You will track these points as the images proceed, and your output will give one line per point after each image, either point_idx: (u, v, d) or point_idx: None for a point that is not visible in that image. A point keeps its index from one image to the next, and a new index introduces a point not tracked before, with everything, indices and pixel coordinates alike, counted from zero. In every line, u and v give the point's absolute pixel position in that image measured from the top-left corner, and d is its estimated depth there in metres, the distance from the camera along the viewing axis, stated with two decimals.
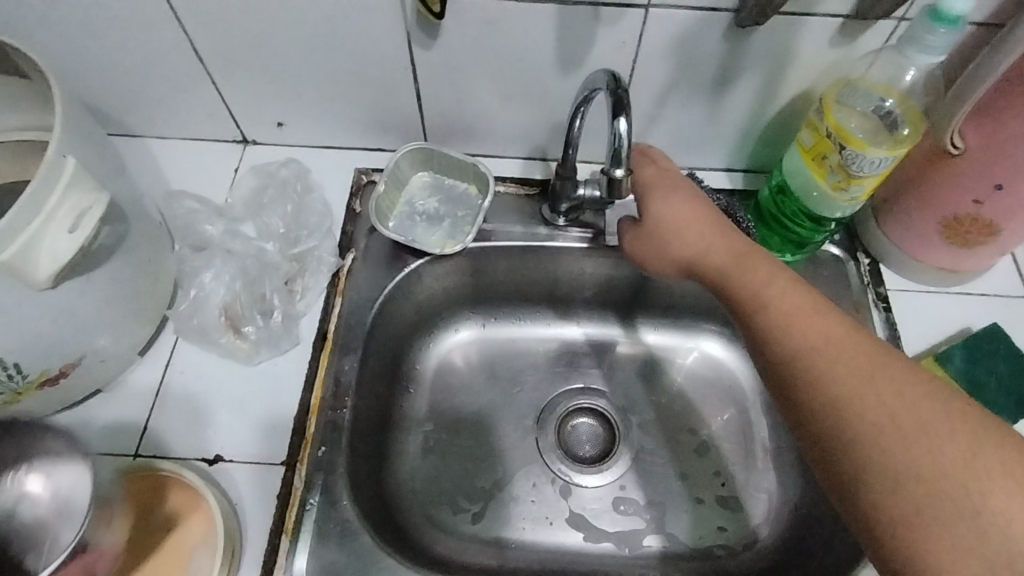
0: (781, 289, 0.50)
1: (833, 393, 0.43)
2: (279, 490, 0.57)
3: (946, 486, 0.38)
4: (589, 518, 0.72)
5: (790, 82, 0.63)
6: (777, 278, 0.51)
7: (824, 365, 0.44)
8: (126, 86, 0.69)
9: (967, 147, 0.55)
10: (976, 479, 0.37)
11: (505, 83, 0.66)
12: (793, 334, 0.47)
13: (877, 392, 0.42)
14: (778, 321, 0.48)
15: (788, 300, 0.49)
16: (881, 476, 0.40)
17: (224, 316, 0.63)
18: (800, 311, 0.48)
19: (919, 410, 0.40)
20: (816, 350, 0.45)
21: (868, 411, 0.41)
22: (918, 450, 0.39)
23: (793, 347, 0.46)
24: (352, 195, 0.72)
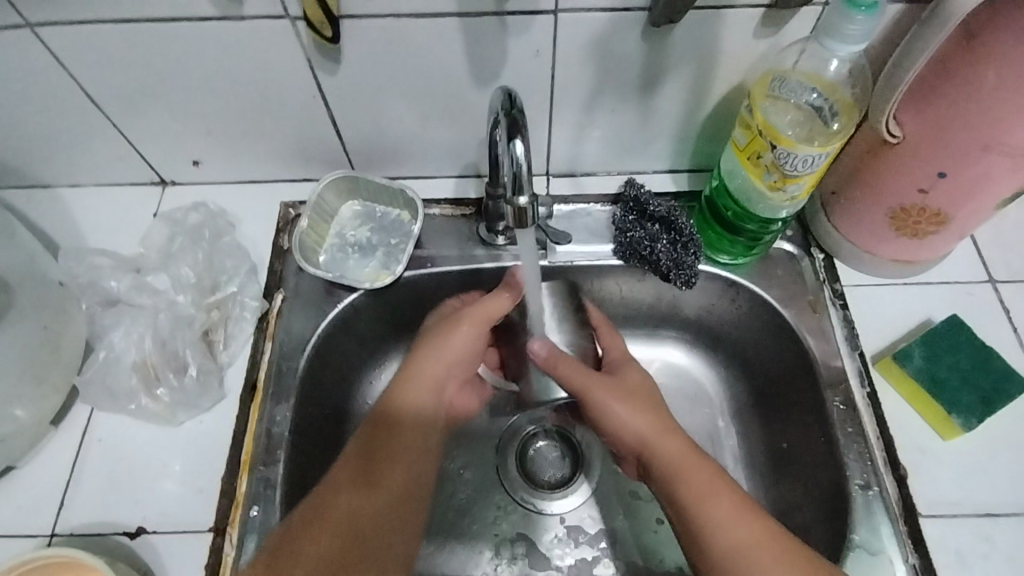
0: (717, 499, 0.51)
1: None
2: (208, 559, 0.53)
3: None
4: (552, 549, 0.68)
5: (721, 77, 0.60)
6: (712, 484, 0.52)
7: (756, 568, 0.48)
8: (25, 138, 0.65)
9: (906, 134, 0.51)
10: None
11: (422, 102, 0.62)
12: (731, 539, 0.49)
13: None
14: (717, 529, 0.50)
15: (721, 502, 0.51)
16: None
17: (138, 377, 0.59)
18: (736, 518, 0.50)
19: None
20: (748, 556, 0.48)
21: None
22: None
23: (727, 553, 0.49)
24: (278, 231, 0.68)
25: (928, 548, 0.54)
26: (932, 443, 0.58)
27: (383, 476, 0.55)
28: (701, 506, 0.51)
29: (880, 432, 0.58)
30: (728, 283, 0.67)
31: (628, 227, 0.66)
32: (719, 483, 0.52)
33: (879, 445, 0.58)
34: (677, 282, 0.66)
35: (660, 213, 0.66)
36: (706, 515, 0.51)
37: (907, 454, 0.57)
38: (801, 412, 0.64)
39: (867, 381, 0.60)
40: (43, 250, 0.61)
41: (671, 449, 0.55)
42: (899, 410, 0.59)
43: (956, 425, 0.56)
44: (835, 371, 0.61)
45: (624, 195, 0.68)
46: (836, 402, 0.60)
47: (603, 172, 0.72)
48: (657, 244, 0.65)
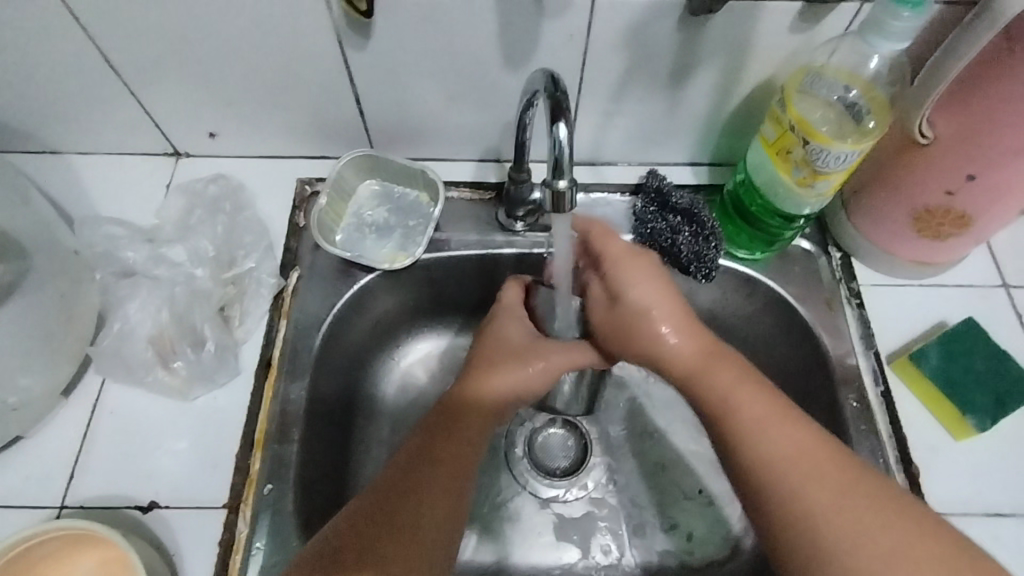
0: (733, 383, 0.50)
1: (797, 492, 0.44)
2: (221, 536, 0.53)
3: (849, 532, 0.42)
4: (559, 535, 0.68)
5: (752, 70, 0.59)
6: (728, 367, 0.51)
7: (791, 468, 0.45)
8: (39, 102, 0.64)
9: (936, 135, 0.52)
10: (872, 523, 0.42)
11: (449, 82, 0.61)
12: (736, 404, 0.49)
13: (792, 452, 0.46)
14: (753, 427, 0.48)
15: (752, 400, 0.49)
16: (807, 528, 0.43)
17: (153, 350, 0.58)
18: (774, 418, 0.48)
19: (860, 506, 0.42)
20: (784, 454, 0.46)
21: (783, 475, 0.45)
22: (829, 506, 0.43)
23: (740, 431, 0.48)
24: (294, 208, 0.67)
25: None
26: (943, 441, 0.59)
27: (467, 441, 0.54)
28: (714, 387, 0.51)
29: (893, 430, 0.59)
30: (745, 279, 0.67)
31: (649, 218, 0.66)
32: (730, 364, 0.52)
33: (892, 444, 0.58)
34: (696, 275, 0.66)
35: (682, 205, 0.65)
36: (721, 393, 0.50)
37: (919, 452, 0.58)
38: (813, 409, 0.64)
39: (881, 380, 0.61)
40: (58, 218, 0.60)
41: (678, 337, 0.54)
42: (913, 411, 0.60)
43: (969, 426, 0.57)
44: (849, 370, 0.62)
45: (646, 185, 0.68)
46: (850, 399, 0.61)
47: (623, 162, 0.71)
48: (679, 236, 0.65)
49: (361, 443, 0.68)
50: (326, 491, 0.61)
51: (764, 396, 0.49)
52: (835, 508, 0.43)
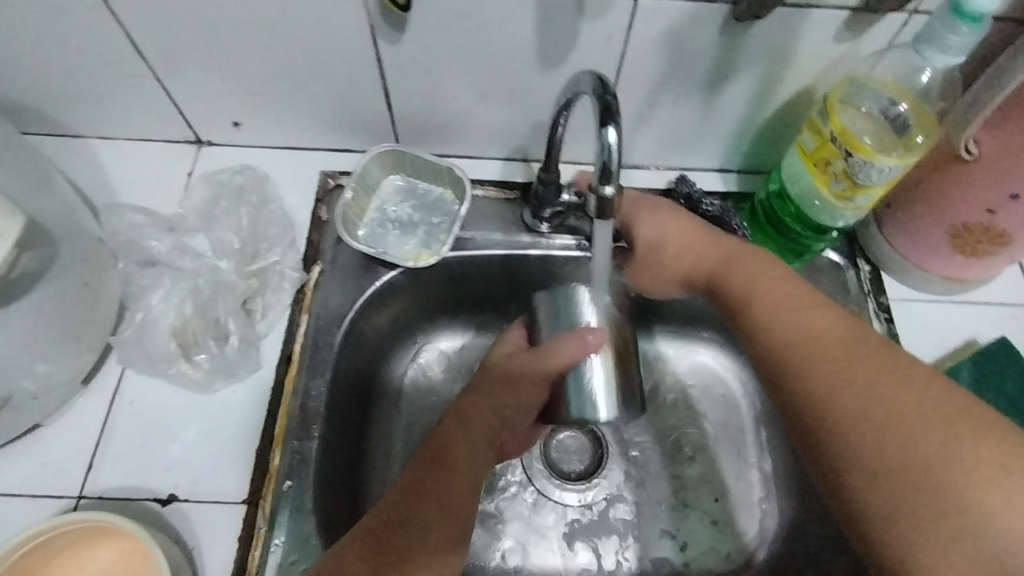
0: (750, 271, 0.51)
1: (845, 384, 0.43)
2: (240, 532, 0.52)
3: (876, 408, 0.42)
4: (574, 539, 0.67)
5: (792, 78, 0.58)
6: (746, 258, 0.52)
7: (838, 367, 0.44)
8: (64, 85, 0.63)
9: (982, 151, 0.51)
10: (899, 395, 0.42)
11: (482, 79, 0.60)
12: (750, 293, 0.50)
13: (816, 340, 0.46)
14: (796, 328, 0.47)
15: (797, 307, 0.48)
16: (834, 409, 0.43)
17: (175, 342, 0.57)
18: (819, 321, 0.47)
19: (906, 396, 0.42)
20: (835, 350, 0.45)
21: (808, 361, 0.45)
22: (856, 388, 0.43)
23: (759, 319, 0.48)
24: (318, 202, 0.66)
25: None
26: None
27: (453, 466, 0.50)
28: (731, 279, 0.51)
29: None
30: None
31: None
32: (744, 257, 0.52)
33: None
34: None
35: (711, 212, 0.64)
36: (737, 283, 0.51)
37: None
38: None
39: None
40: (81, 204, 0.59)
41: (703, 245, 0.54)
42: None
43: None
44: None
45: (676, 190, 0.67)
46: None
47: (652, 166, 0.70)
48: None
49: (376, 440, 0.67)
50: (342, 488, 0.60)
51: (778, 283, 0.50)
52: (887, 399, 0.42)
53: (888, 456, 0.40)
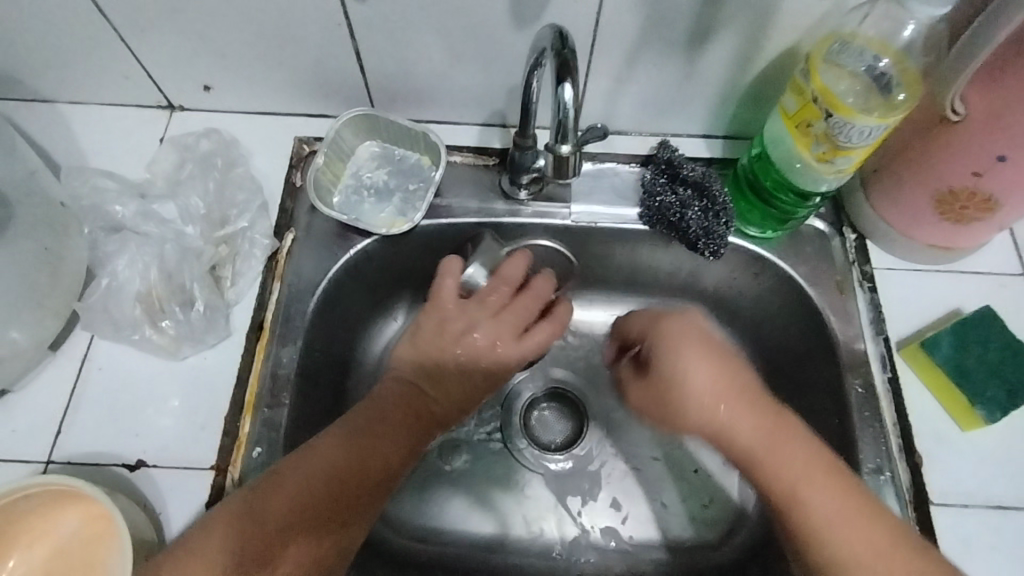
0: (732, 412, 0.48)
1: (792, 496, 0.46)
2: (207, 498, 0.52)
3: (848, 543, 0.44)
4: (551, 510, 0.67)
5: (776, 37, 0.56)
6: (732, 390, 0.49)
7: (811, 505, 0.45)
8: (26, 46, 0.61)
9: (968, 112, 0.49)
10: (863, 524, 0.45)
11: (455, 39, 0.58)
12: (735, 426, 0.48)
13: (798, 475, 0.46)
14: (754, 445, 0.48)
15: (756, 422, 0.48)
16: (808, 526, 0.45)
17: (141, 308, 0.56)
18: (775, 435, 0.47)
19: (868, 540, 0.44)
20: (784, 458, 0.47)
21: (790, 489, 0.46)
22: (832, 523, 0.45)
23: (730, 442, 0.48)
24: (291, 168, 0.65)
25: (935, 534, 0.53)
26: (949, 432, 0.57)
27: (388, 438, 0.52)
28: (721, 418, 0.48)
29: (898, 419, 0.57)
30: (754, 258, 0.65)
31: (658, 190, 0.64)
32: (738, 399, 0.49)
33: (896, 433, 0.57)
34: (704, 252, 0.64)
35: (693, 177, 0.63)
36: (726, 421, 0.48)
37: (922, 441, 0.57)
38: (817, 393, 0.63)
39: (889, 367, 0.59)
40: (46, 169, 0.58)
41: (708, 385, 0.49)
42: (919, 398, 0.58)
43: (977, 417, 0.56)
44: (855, 355, 0.60)
45: (657, 156, 0.65)
46: (855, 384, 0.59)
47: (634, 132, 0.68)
48: (688, 210, 0.62)
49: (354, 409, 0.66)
50: None
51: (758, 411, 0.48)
52: (823, 509, 0.45)
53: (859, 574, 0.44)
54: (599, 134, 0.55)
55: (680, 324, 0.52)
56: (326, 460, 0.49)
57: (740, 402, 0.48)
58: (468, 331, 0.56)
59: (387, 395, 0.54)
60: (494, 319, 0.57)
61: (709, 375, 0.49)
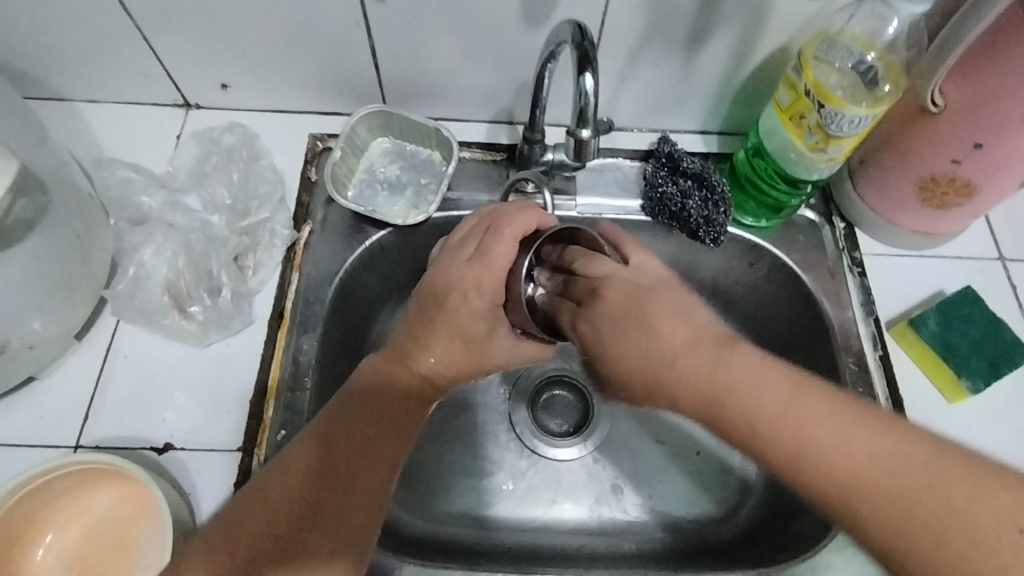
0: (641, 334, 0.40)
1: (822, 462, 0.36)
2: (236, 478, 0.53)
3: (820, 446, 0.37)
4: (562, 492, 0.68)
5: (769, 36, 0.60)
6: (648, 295, 0.42)
7: (781, 421, 0.37)
8: (49, 45, 0.63)
9: (947, 103, 0.53)
10: (827, 409, 0.37)
11: (468, 38, 0.61)
12: (673, 356, 0.40)
13: (760, 383, 0.38)
14: (718, 388, 0.38)
15: (749, 370, 0.38)
16: (791, 446, 0.37)
17: (168, 295, 0.58)
18: (773, 386, 0.38)
19: (840, 425, 0.37)
20: (767, 400, 0.38)
21: (743, 409, 0.38)
22: (807, 433, 0.37)
23: (645, 361, 0.40)
24: (307, 163, 0.67)
25: None
26: (938, 404, 0.61)
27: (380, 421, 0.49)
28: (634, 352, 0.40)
29: (889, 393, 0.61)
30: (751, 247, 0.69)
31: (659, 182, 0.67)
32: (641, 312, 0.41)
33: (888, 407, 0.61)
34: (705, 239, 0.67)
35: (693, 169, 0.66)
36: (628, 350, 0.41)
37: (913, 413, 0.60)
38: (812, 373, 0.66)
39: (880, 345, 0.63)
40: (72, 162, 0.60)
41: (611, 300, 0.42)
42: (909, 372, 0.62)
43: (963, 388, 0.60)
44: (848, 335, 0.64)
45: (657, 150, 0.68)
46: (848, 362, 0.63)
47: (635, 128, 0.72)
48: (689, 200, 0.65)
49: None
50: None
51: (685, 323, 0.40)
52: (833, 444, 0.36)
53: (855, 475, 0.36)
54: (608, 126, 0.58)
55: (629, 277, 0.44)
56: (299, 459, 0.47)
57: (625, 317, 0.41)
58: (453, 274, 0.49)
59: (360, 385, 0.50)
60: (467, 268, 0.49)
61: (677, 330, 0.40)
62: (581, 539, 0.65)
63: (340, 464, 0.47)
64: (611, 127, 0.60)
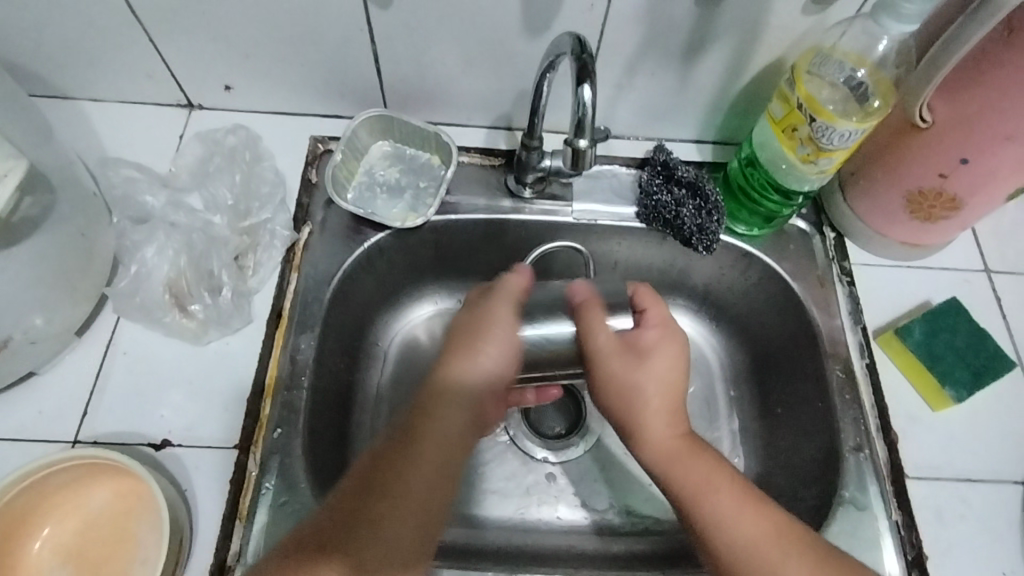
0: (644, 377, 0.52)
1: (715, 529, 0.48)
2: (233, 474, 0.54)
3: (727, 520, 0.48)
4: (553, 494, 0.69)
5: (764, 49, 0.61)
6: (655, 361, 0.52)
7: (706, 492, 0.49)
8: (55, 45, 0.63)
9: (935, 119, 0.54)
10: (745, 506, 0.49)
11: (469, 46, 0.62)
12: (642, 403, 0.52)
13: (693, 459, 0.51)
14: (665, 453, 0.52)
15: (681, 448, 0.52)
16: (699, 508, 0.49)
17: (168, 293, 0.59)
18: (705, 472, 0.50)
19: (744, 516, 0.48)
20: (698, 480, 0.50)
21: (673, 468, 0.51)
22: (727, 508, 0.48)
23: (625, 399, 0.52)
24: (308, 165, 0.68)
25: (910, 506, 0.58)
26: (922, 412, 0.62)
27: (423, 454, 0.50)
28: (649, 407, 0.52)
29: (875, 400, 0.62)
30: (742, 254, 0.70)
31: (654, 190, 0.68)
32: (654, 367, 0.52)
33: (873, 414, 0.62)
34: (698, 246, 0.68)
35: (687, 179, 0.68)
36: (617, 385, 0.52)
37: (898, 421, 0.62)
38: (801, 380, 0.67)
39: (867, 353, 0.64)
40: (75, 160, 0.60)
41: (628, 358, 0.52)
42: (894, 380, 0.64)
43: (947, 397, 0.61)
44: (837, 343, 0.65)
45: (653, 159, 0.70)
46: (836, 370, 0.64)
47: (631, 136, 0.73)
48: (683, 208, 0.66)
49: (361, 397, 0.68)
50: (331, 440, 0.63)
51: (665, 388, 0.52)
52: (734, 526, 0.48)
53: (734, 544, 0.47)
54: (605, 135, 0.58)
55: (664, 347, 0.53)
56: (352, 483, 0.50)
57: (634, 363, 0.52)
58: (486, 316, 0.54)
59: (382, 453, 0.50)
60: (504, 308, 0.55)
61: (665, 386, 0.52)
62: (572, 541, 0.67)
63: (377, 517, 0.48)
64: (608, 134, 0.59)
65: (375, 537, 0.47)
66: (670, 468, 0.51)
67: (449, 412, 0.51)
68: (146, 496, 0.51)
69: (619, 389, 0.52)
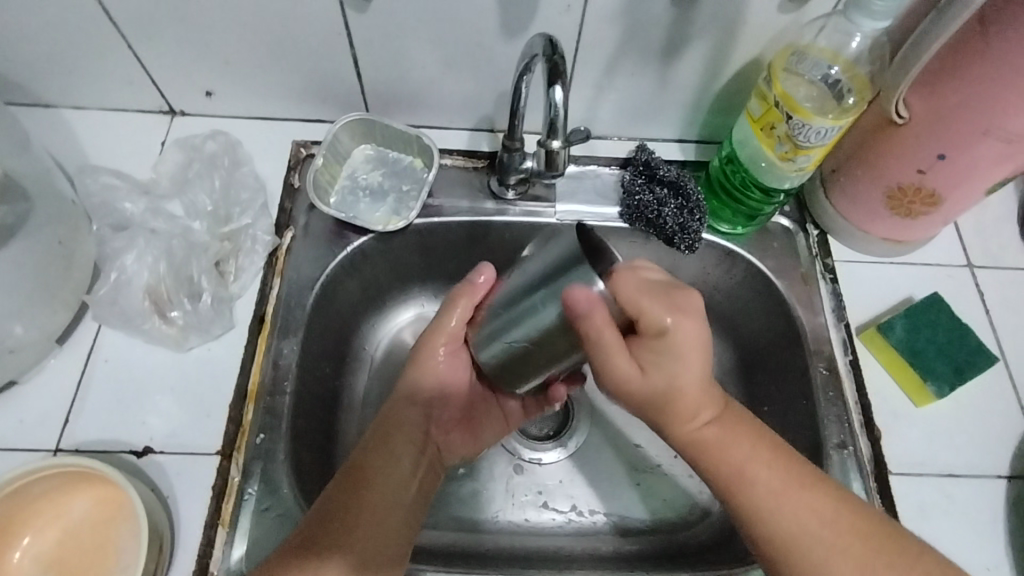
0: (676, 364, 0.45)
1: (772, 512, 0.46)
2: (215, 481, 0.54)
3: (780, 498, 0.46)
4: (541, 495, 0.69)
5: (742, 47, 0.62)
6: (686, 343, 0.44)
7: (759, 476, 0.47)
8: (34, 54, 0.64)
9: (911, 115, 0.55)
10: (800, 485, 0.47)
11: (448, 48, 0.62)
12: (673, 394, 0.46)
13: (743, 443, 0.48)
14: (706, 440, 0.48)
15: (726, 428, 0.48)
16: (754, 491, 0.47)
17: (149, 300, 0.59)
18: (757, 458, 0.47)
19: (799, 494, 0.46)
20: (747, 462, 0.47)
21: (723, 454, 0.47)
22: (782, 488, 0.46)
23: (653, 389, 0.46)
24: (289, 170, 0.68)
25: (895, 501, 0.58)
26: (906, 408, 0.62)
27: (373, 488, 0.51)
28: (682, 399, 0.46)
29: (859, 397, 0.62)
30: (726, 253, 0.70)
31: (636, 190, 0.68)
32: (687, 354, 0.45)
33: (857, 411, 0.62)
34: (681, 245, 0.68)
35: (668, 178, 0.68)
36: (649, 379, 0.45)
37: (882, 418, 0.62)
38: (787, 377, 0.67)
39: (851, 350, 0.64)
40: (55, 168, 0.60)
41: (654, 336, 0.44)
42: (877, 376, 0.64)
43: (929, 392, 0.61)
44: (821, 341, 0.65)
45: (635, 159, 0.70)
46: (820, 367, 0.64)
47: (614, 136, 0.73)
48: (665, 208, 0.66)
49: (346, 401, 0.68)
50: (316, 445, 0.62)
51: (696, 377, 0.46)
52: (792, 507, 0.46)
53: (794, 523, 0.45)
54: (584, 136, 0.58)
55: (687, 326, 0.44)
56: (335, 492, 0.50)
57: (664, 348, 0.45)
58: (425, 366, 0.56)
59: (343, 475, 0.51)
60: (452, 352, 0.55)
61: (696, 374, 0.45)
62: (560, 542, 0.66)
63: (361, 515, 0.49)
64: (587, 134, 0.59)
65: (364, 523, 0.49)
66: (716, 455, 0.47)
67: (382, 470, 0.52)
68: (126, 503, 0.51)
69: (651, 374, 0.45)
